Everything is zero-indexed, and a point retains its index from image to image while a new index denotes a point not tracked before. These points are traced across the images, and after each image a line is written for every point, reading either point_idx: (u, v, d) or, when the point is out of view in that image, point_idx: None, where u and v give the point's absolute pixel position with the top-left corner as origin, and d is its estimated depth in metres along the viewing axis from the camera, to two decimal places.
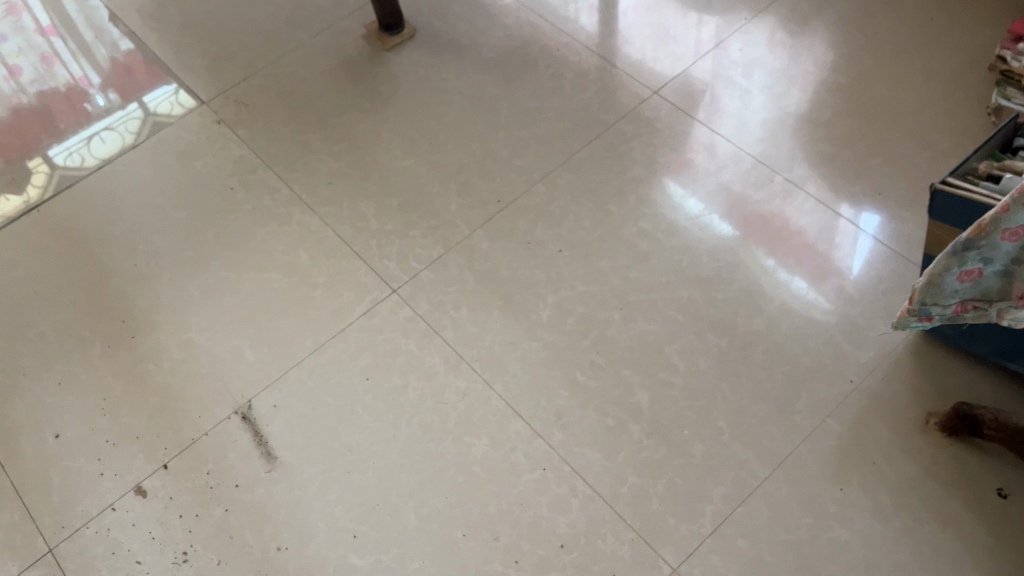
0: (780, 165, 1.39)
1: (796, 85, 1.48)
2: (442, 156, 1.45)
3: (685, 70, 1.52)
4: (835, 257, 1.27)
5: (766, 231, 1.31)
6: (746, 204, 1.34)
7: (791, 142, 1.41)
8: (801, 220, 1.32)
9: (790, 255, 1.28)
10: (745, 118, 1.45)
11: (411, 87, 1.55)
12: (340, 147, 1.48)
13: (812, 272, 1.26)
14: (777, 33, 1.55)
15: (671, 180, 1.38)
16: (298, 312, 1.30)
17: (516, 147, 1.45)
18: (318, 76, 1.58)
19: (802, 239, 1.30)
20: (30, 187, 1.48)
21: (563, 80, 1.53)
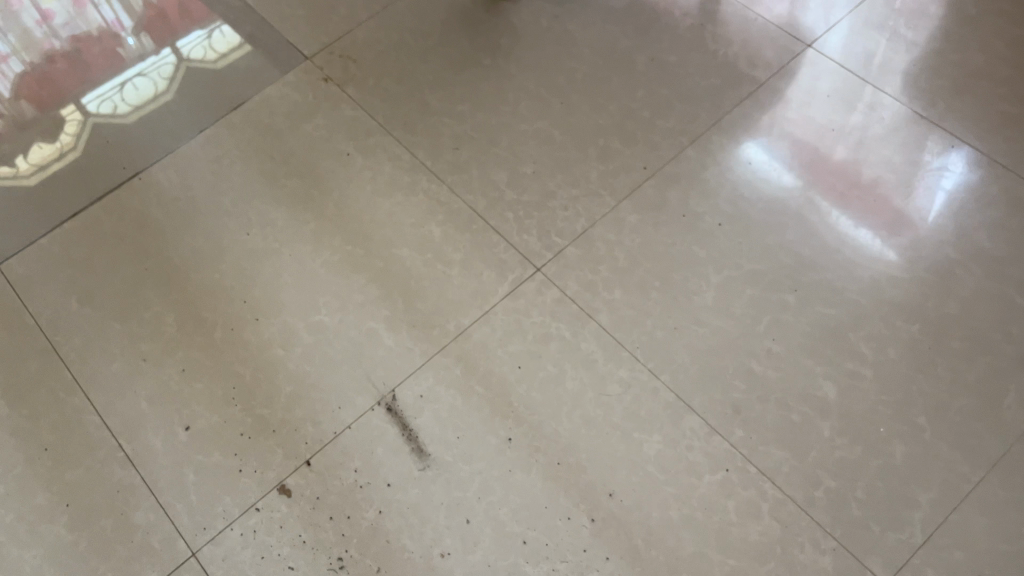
0: (850, 110, 1.29)
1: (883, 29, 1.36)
2: (575, 117, 1.32)
3: (839, 20, 1.38)
4: (909, 206, 1.19)
5: (832, 180, 1.22)
6: (813, 151, 1.25)
7: (869, 87, 1.30)
8: (873, 164, 1.23)
9: (858, 208, 1.19)
10: (823, 60, 1.34)
11: (533, 40, 1.41)
12: (463, 107, 1.36)
13: (880, 221, 1.18)
14: None
15: (765, 129, 1.27)
16: (436, 292, 1.20)
17: (658, 107, 1.32)
18: (429, 27, 1.44)
19: (872, 186, 1.21)
20: (63, 136, 1.40)
21: (704, 31, 1.39)
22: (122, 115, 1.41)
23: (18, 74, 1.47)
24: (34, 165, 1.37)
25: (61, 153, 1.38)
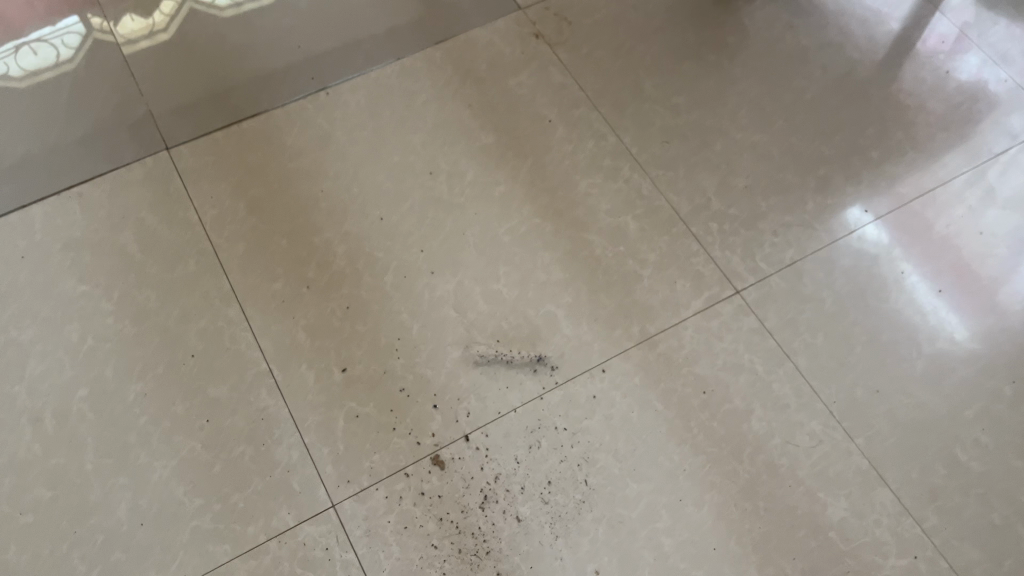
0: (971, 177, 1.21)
1: None
2: (798, 140, 1.23)
3: None
4: (1003, 293, 1.12)
5: (924, 246, 1.15)
6: (911, 212, 1.17)
7: (997, 160, 1.22)
8: (976, 242, 1.15)
9: (945, 282, 1.12)
10: (972, 119, 1.26)
11: (763, 47, 1.32)
12: (679, 100, 1.27)
13: (969, 304, 1.11)
14: None
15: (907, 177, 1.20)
16: (624, 290, 1.12)
17: (887, 150, 1.23)
18: (654, 7, 1.35)
19: (968, 262, 1.14)
20: (157, 14, 1.31)
21: (946, 81, 1.29)
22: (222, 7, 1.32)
23: None
24: (122, 40, 1.28)
25: (153, 32, 1.30)
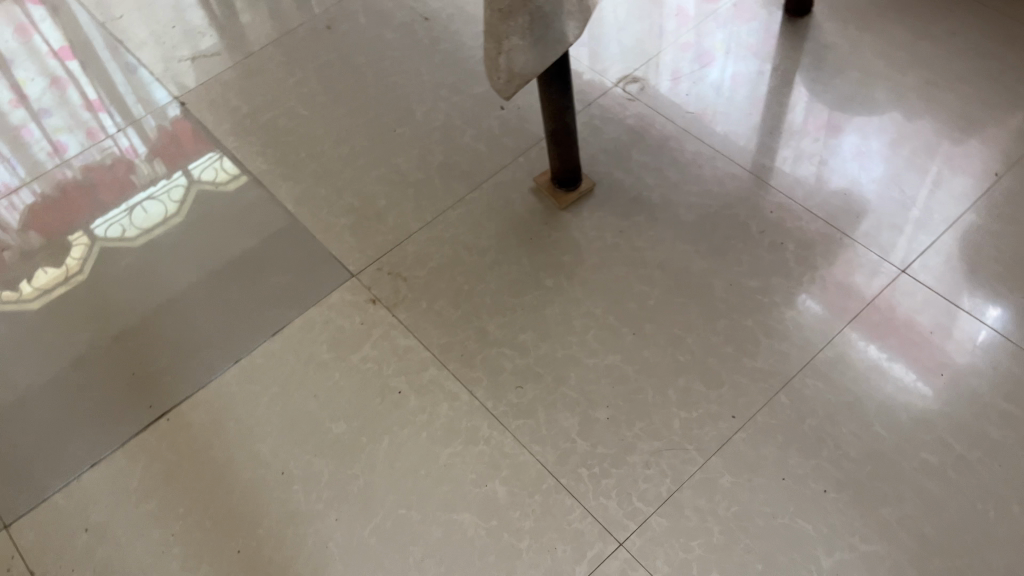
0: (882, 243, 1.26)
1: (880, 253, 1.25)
2: (651, 352, 1.20)
3: (920, 254, 1.24)
4: (947, 345, 1.15)
5: (870, 314, 1.19)
6: (846, 287, 1.22)
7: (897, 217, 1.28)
8: (908, 300, 1.20)
9: (896, 345, 1.16)
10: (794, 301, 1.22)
11: (597, 260, 1.30)
12: (525, 337, 1.24)
13: (916, 361, 1.15)
14: (901, 181, 1.32)
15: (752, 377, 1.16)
16: (504, 570, 1.04)
17: (742, 343, 1.19)
18: (485, 241, 1.34)
19: (906, 321, 1.18)
20: (70, 259, 1.40)
21: (783, 253, 1.27)
22: (128, 238, 1.42)
23: (30, 203, 1.49)
24: (38, 287, 1.37)
25: (67, 275, 1.39)
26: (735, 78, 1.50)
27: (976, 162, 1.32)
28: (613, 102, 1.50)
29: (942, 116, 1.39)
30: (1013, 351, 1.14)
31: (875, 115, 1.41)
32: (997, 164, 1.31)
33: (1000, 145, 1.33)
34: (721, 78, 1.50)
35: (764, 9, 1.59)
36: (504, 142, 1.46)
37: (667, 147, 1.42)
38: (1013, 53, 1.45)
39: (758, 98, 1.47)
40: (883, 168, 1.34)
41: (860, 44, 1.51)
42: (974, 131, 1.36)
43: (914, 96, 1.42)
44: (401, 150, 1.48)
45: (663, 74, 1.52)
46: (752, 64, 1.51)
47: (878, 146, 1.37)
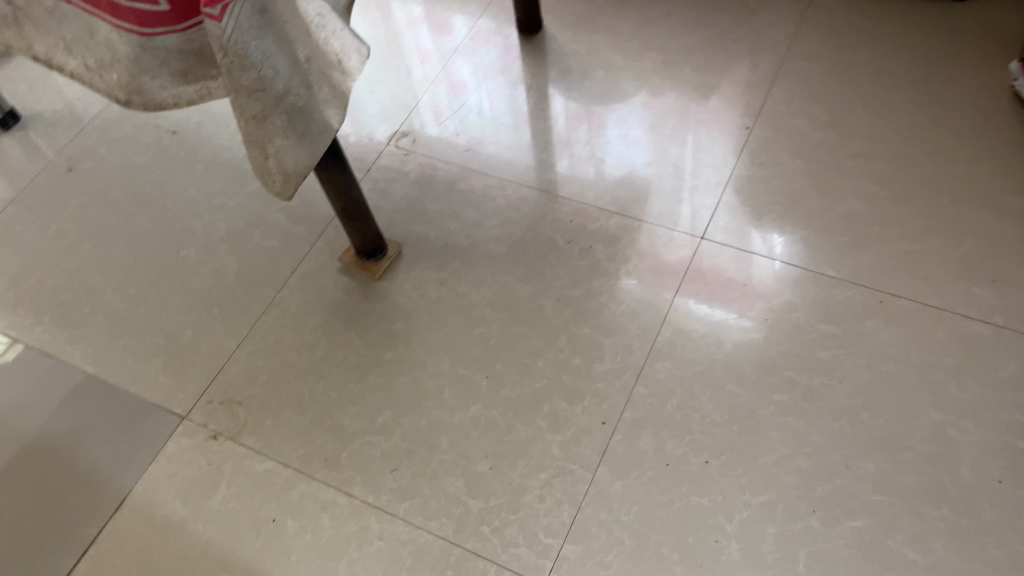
0: (672, 209, 1.35)
1: (676, 227, 1.33)
2: (509, 389, 1.19)
3: (710, 215, 1.33)
4: (751, 280, 1.25)
5: (677, 274, 1.28)
6: (652, 257, 1.30)
7: (675, 182, 1.38)
8: (707, 251, 1.29)
9: (709, 294, 1.25)
10: (619, 295, 1.26)
11: (427, 317, 1.28)
12: (382, 417, 1.19)
13: (731, 302, 1.23)
14: (672, 156, 1.41)
15: (609, 379, 1.18)
16: None
17: (588, 352, 1.21)
18: (310, 336, 1.29)
19: (711, 270, 1.27)
20: None
21: (595, 255, 1.31)
22: None
23: None
24: None
25: None
26: (492, 96, 1.56)
27: (729, 119, 1.44)
28: (390, 161, 1.49)
29: (686, 88, 1.49)
30: (816, 277, 1.23)
31: (630, 105, 1.49)
32: (746, 119, 1.43)
33: (744, 100, 1.46)
34: (479, 100, 1.55)
35: (495, 26, 1.67)
36: (296, 233, 1.41)
37: (456, 189, 1.43)
38: (725, 15, 1.58)
39: (521, 108, 1.53)
40: (654, 151, 1.43)
41: (595, 44, 1.59)
42: (716, 95, 1.47)
43: (657, 77, 1.52)
44: (191, 273, 1.39)
45: (431, 116, 1.55)
46: (502, 79, 1.58)
47: (643, 131, 1.45)
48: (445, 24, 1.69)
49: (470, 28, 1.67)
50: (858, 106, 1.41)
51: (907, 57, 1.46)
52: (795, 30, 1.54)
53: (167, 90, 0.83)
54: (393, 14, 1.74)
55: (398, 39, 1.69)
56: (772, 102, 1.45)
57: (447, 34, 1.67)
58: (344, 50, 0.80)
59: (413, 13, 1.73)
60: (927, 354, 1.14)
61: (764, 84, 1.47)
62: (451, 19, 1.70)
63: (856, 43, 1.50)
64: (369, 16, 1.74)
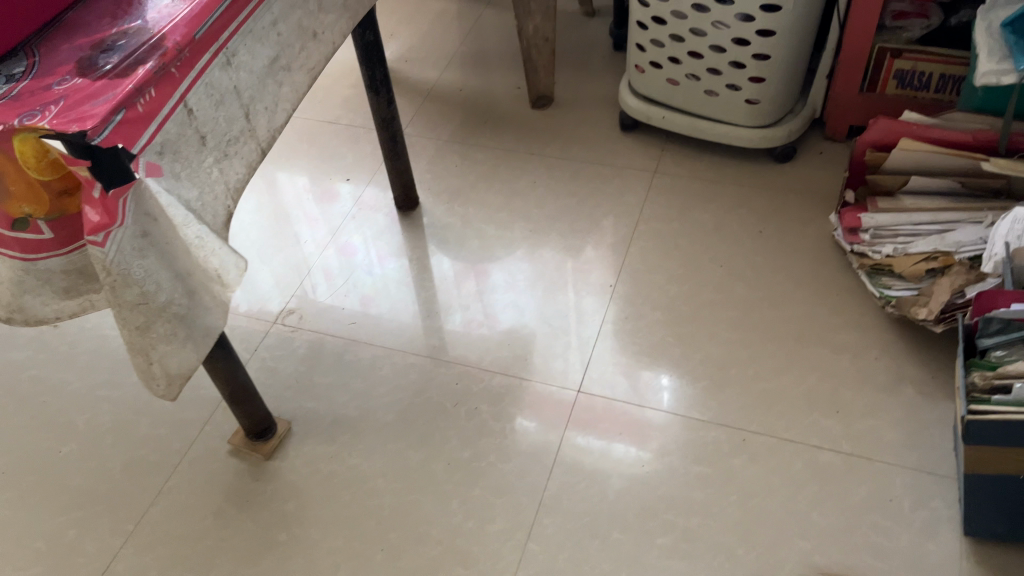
0: (560, 351, 1.46)
1: (554, 382, 1.41)
2: (405, 559, 1.21)
3: (591, 355, 1.45)
4: (643, 409, 1.36)
5: (575, 410, 1.37)
6: (551, 397, 1.39)
7: (559, 326, 1.50)
8: (598, 386, 1.40)
9: (607, 426, 1.34)
10: (507, 451, 1.32)
11: (320, 493, 1.30)
12: None
13: (627, 432, 1.33)
14: (544, 313, 1.52)
15: (501, 538, 1.22)
16: None
17: (480, 512, 1.25)
18: (201, 525, 1.28)
19: (606, 404, 1.37)
20: None
21: (481, 414, 1.37)
22: None
23: None
24: None
25: None
26: (383, 256, 1.66)
27: (594, 271, 1.57)
28: (277, 339, 1.53)
29: (554, 252, 1.62)
30: (685, 420, 1.33)
31: (505, 270, 1.60)
32: (611, 277, 1.56)
33: (606, 255, 1.60)
34: (371, 260, 1.66)
35: (379, 193, 1.80)
36: (184, 418, 1.42)
37: (343, 360, 1.47)
38: (583, 184, 1.75)
39: (413, 264, 1.64)
40: (529, 312, 1.53)
41: (468, 215, 1.72)
42: (581, 256, 1.60)
43: (527, 243, 1.64)
44: (75, 468, 1.36)
45: (328, 282, 1.63)
46: (390, 239, 1.70)
47: (515, 293, 1.56)
48: (330, 196, 1.81)
49: (349, 206, 1.78)
50: (707, 259, 1.57)
51: (742, 214, 1.65)
52: (646, 194, 1.71)
53: (49, 305, 0.87)
54: (275, 196, 1.82)
55: (281, 220, 1.76)
56: (631, 260, 1.59)
57: (333, 205, 1.79)
58: (219, 270, 0.82)
59: (294, 194, 1.82)
60: (788, 486, 1.24)
61: (623, 244, 1.62)
62: (336, 191, 1.82)
63: (698, 203, 1.68)
64: (252, 199, 1.82)
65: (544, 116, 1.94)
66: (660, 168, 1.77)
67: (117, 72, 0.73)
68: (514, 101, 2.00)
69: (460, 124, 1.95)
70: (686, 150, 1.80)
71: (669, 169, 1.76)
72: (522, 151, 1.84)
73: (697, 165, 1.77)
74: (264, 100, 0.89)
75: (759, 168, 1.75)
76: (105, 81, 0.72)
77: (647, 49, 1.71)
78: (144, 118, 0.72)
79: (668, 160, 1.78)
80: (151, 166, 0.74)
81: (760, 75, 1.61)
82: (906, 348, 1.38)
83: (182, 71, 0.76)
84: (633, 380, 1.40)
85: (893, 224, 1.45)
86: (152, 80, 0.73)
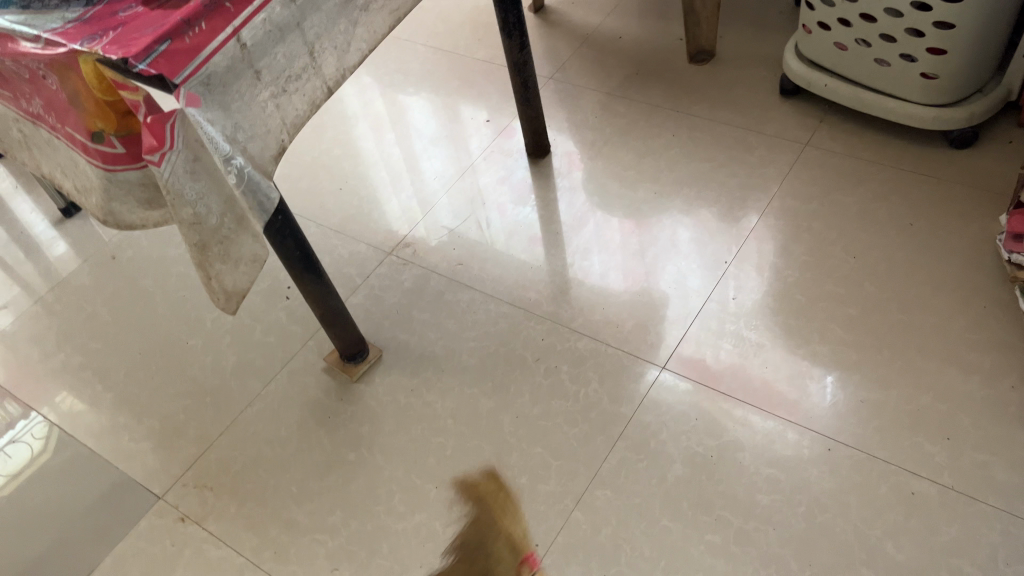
0: (715, 315, 1.39)
1: (646, 353, 1.36)
2: (454, 502, 1.24)
3: (743, 323, 1.36)
4: (794, 390, 1.27)
5: (719, 378, 1.30)
6: (699, 360, 1.33)
7: (718, 289, 1.42)
8: (746, 357, 1.32)
9: (752, 401, 1.27)
10: (577, 416, 1.30)
11: (392, 423, 1.35)
12: (334, 517, 1.26)
13: (779, 411, 1.25)
14: (676, 276, 1.46)
15: (550, 500, 1.21)
16: None
17: (535, 470, 1.25)
18: (286, 431, 1.38)
19: (756, 379, 1.29)
20: None
21: (560, 374, 1.35)
22: None
23: None
24: None
25: None
26: (551, 193, 1.65)
27: (767, 236, 1.47)
28: (388, 269, 1.58)
29: (670, 221, 1.54)
30: (773, 417, 1.24)
31: (615, 231, 1.55)
32: (728, 253, 1.47)
33: (740, 229, 1.50)
34: (537, 197, 1.65)
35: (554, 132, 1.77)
36: (292, 331, 1.52)
37: (441, 301, 1.50)
38: (723, 151, 1.64)
39: (579, 205, 1.61)
40: (631, 278, 1.47)
41: (595, 169, 1.67)
42: (697, 228, 1.52)
43: (648, 207, 1.58)
44: (196, 361, 1.51)
45: (493, 213, 1.64)
46: (558, 178, 1.67)
47: (625, 258, 1.50)
48: (508, 131, 1.81)
49: (482, 147, 1.79)
50: (839, 248, 1.43)
51: (894, 203, 1.47)
52: (789, 167, 1.58)
53: (136, 214, 0.96)
54: (457, 127, 1.86)
55: (417, 155, 1.81)
56: (754, 238, 1.48)
57: (510, 139, 1.79)
58: (255, 207, 0.85)
59: (434, 132, 1.86)
60: (866, 509, 1.12)
61: (749, 219, 1.51)
62: (514, 127, 1.82)
63: (846, 185, 1.52)
64: (416, 130, 1.88)
65: (701, 72, 1.82)
66: (813, 140, 1.61)
67: (174, 5, 0.78)
68: (674, 53, 1.89)
69: (611, 73, 1.88)
70: (849, 123, 1.63)
71: (823, 142, 1.61)
72: (667, 108, 1.76)
73: (857, 141, 1.59)
74: (333, 39, 0.91)
75: (930, 151, 1.54)
76: (159, 14, 0.77)
77: (817, 8, 1.55)
78: (190, 51, 0.75)
79: (825, 133, 1.62)
80: (191, 96, 0.76)
81: (942, 47, 1.41)
82: None
83: (237, 6, 0.79)
84: (755, 361, 1.31)
85: None
86: (202, 14, 0.77)
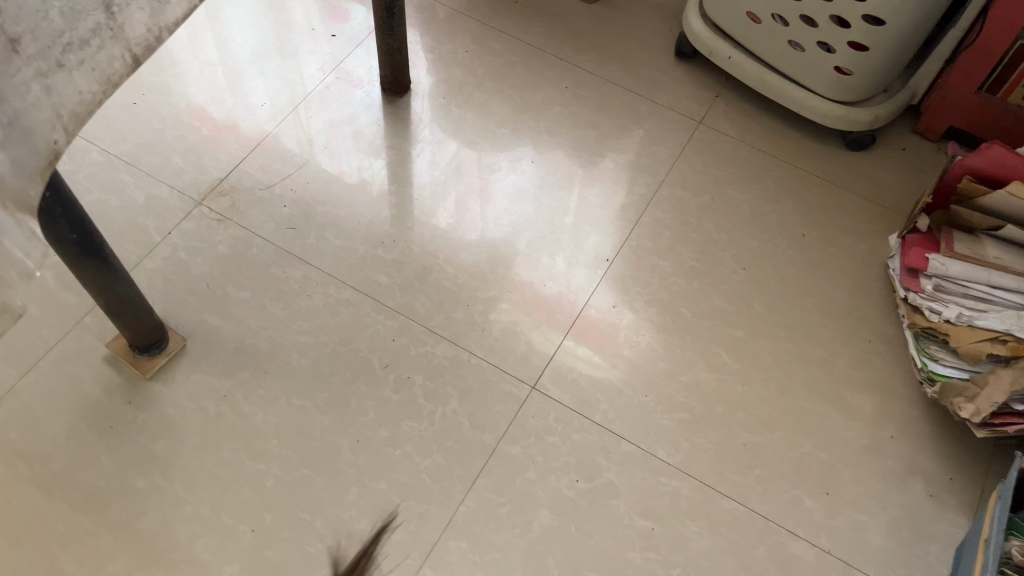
0: (557, 246, 1.28)
1: (514, 365, 1.17)
2: (274, 551, 1.01)
3: (585, 257, 1.27)
4: (632, 340, 1.20)
5: (558, 318, 1.21)
6: (538, 294, 1.23)
7: (562, 219, 1.31)
8: (587, 297, 1.24)
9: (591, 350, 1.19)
10: (431, 443, 1.10)
11: (197, 440, 1.07)
12: (114, 568, 0.98)
13: (658, 450, 1.12)
14: (519, 200, 1.33)
15: (395, 552, 1.02)
16: None
17: (378, 513, 1.04)
18: (50, 444, 1.06)
19: (593, 320, 1.22)
20: None
21: (412, 386, 1.14)
22: None
23: None
24: None
25: None
26: (394, 107, 1.41)
27: (653, 231, 1.31)
28: (198, 225, 1.25)
29: (520, 143, 1.39)
30: (651, 457, 1.11)
31: (459, 148, 1.37)
32: (576, 182, 1.35)
33: (591, 156, 1.38)
34: (371, 95, 1.42)
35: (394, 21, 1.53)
36: (63, 299, 1.17)
37: (266, 277, 1.21)
38: (610, 118, 1.43)
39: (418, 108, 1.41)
40: (494, 257, 1.26)
41: (463, 122, 1.40)
42: (547, 152, 1.38)
43: (524, 179, 1.35)
44: None
45: (318, 108, 1.40)
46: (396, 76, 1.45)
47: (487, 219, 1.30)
48: (340, 13, 1.54)
49: (312, 28, 1.51)
50: (728, 254, 1.30)
51: (787, 208, 1.35)
52: (681, 149, 1.40)
53: None
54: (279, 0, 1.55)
55: (240, 45, 1.47)
56: (641, 233, 1.31)
57: (342, 23, 1.52)
58: None
59: (263, 40, 1.48)
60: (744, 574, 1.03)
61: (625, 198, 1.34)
62: (347, 9, 1.55)
63: (739, 179, 1.38)
64: None
65: (589, 13, 1.58)
66: (708, 120, 1.44)
67: None
68: None
69: None
70: (746, 103, 1.47)
71: (718, 122, 1.44)
72: (550, 54, 1.51)
73: (753, 127, 1.44)
74: None
75: (825, 149, 1.43)
76: None
77: None
78: None
79: (720, 111, 1.46)
80: None
81: (864, 43, 1.26)
82: (926, 434, 1.15)
83: None
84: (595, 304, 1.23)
85: (964, 278, 1.16)
86: None
